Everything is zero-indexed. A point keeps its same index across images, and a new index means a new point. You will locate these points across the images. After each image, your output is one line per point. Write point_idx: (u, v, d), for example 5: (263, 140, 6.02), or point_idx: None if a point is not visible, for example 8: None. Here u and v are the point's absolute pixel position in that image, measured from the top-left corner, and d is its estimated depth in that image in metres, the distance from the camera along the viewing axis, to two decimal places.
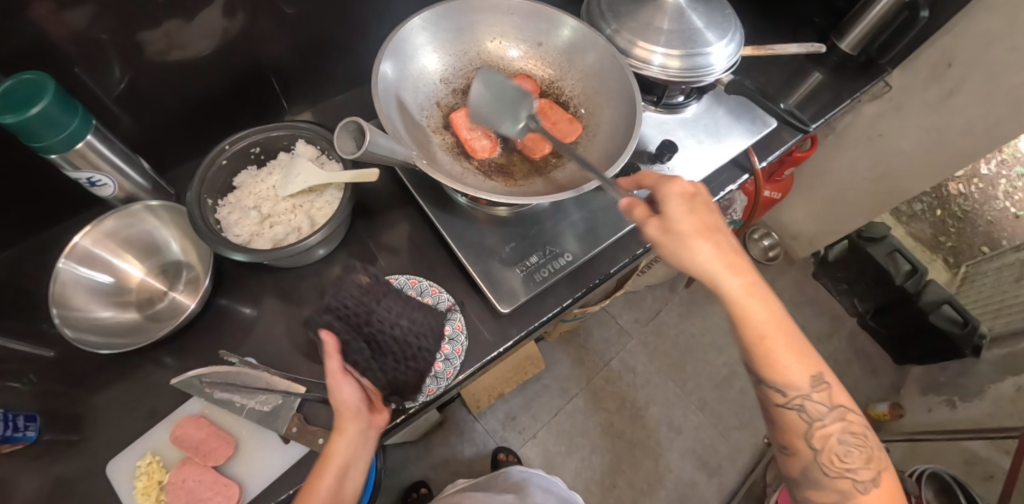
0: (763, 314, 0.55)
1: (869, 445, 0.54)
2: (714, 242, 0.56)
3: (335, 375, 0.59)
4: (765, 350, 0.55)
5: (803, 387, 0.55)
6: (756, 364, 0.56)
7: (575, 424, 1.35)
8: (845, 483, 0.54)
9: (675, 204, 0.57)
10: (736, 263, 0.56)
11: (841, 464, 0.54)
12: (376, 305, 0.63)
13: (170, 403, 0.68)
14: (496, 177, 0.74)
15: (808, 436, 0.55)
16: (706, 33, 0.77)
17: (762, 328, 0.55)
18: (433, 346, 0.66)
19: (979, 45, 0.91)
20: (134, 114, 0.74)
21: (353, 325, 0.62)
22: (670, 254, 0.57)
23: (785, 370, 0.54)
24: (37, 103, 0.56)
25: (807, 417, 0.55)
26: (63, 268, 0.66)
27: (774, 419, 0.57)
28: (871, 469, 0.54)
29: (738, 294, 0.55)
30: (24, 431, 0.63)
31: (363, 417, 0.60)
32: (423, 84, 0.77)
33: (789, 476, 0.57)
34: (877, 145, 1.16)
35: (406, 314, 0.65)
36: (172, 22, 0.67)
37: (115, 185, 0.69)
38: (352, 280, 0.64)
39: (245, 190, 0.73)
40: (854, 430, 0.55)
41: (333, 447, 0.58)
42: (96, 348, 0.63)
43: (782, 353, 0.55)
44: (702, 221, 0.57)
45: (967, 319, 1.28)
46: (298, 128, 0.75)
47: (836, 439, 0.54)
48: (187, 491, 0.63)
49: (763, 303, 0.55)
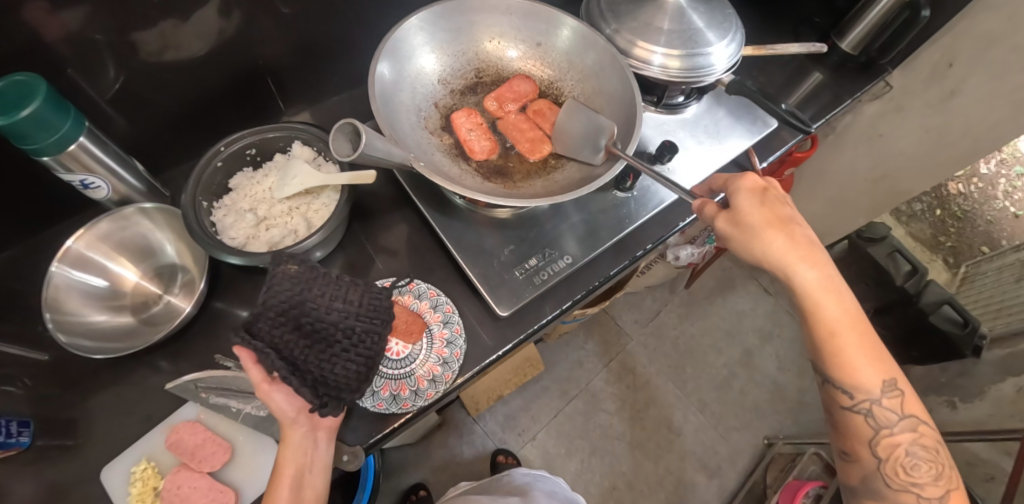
0: (837, 310, 0.57)
1: (940, 461, 0.55)
2: (787, 233, 0.58)
3: (261, 386, 0.55)
4: (836, 349, 0.56)
5: (875, 392, 0.56)
6: (826, 363, 0.57)
7: (575, 425, 1.34)
8: (908, 497, 0.55)
9: (744, 198, 0.60)
10: (811, 255, 0.58)
11: (908, 477, 0.55)
12: (307, 293, 0.55)
13: (166, 407, 0.68)
14: (495, 179, 0.73)
15: (873, 444, 0.56)
16: (707, 33, 0.76)
17: (835, 326, 0.56)
18: (383, 326, 0.57)
19: (980, 46, 0.90)
20: (129, 115, 0.73)
21: (284, 323, 0.55)
22: (741, 245, 0.59)
23: (855, 371, 0.56)
24: (28, 105, 0.56)
25: (874, 424, 0.56)
26: (56, 272, 0.65)
27: (840, 423, 0.58)
28: (939, 486, 0.54)
29: (811, 286, 0.57)
30: (18, 437, 0.63)
31: (302, 422, 0.57)
32: (422, 85, 0.77)
33: (847, 481, 0.59)
34: (877, 146, 1.14)
35: (344, 296, 0.56)
36: (167, 22, 0.66)
37: (109, 187, 0.68)
38: (278, 272, 0.56)
39: (240, 192, 0.72)
40: (924, 443, 0.56)
41: (281, 460, 0.56)
42: (90, 353, 0.63)
43: (853, 354, 0.56)
44: (774, 214, 0.59)
45: (967, 319, 1.25)
46: (294, 129, 0.75)
47: (904, 451, 0.55)
48: (181, 497, 0.62)
49: (836, 300, 0.57)
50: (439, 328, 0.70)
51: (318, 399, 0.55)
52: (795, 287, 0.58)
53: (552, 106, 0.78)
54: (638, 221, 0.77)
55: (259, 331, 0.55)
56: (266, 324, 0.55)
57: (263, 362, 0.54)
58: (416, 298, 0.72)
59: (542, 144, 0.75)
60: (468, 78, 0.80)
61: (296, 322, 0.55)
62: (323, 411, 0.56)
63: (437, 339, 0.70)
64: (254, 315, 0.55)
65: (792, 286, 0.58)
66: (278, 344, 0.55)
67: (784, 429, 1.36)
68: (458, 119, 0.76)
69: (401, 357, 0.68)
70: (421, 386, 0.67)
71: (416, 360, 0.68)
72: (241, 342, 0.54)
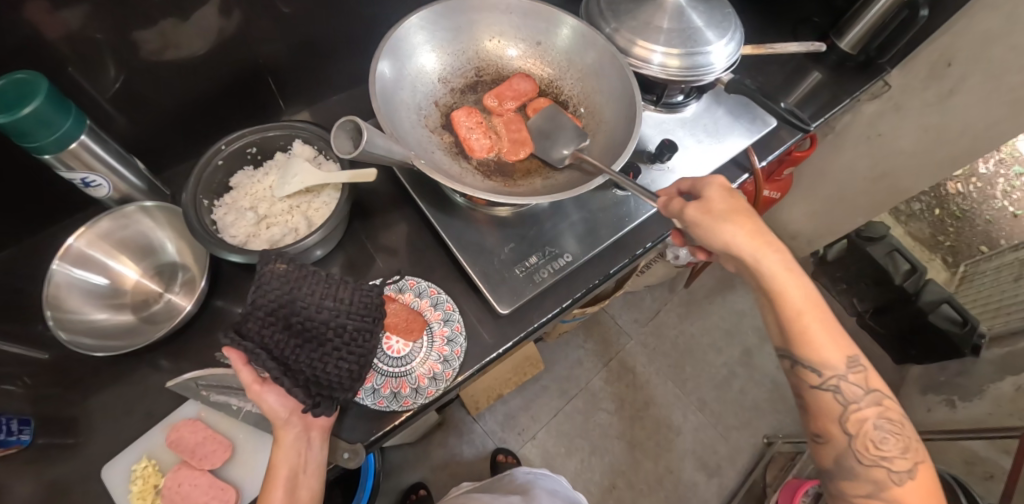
0: (801, 296, 0.57)
1: (907, 435, 0.54)
2: (751, 224, 0.58)
3: (252, 387, 0.56)
4: (801, 328, 0.56)
5: (840, 367, 0.56)
6: (792, 345, 0.57)
7: (575, 425, 1.34)
8: (879, 473, 0.53)
9: (712, 191, 0.61)
10: (774, 244, 0.58)
11: (877, 451, 0.54)
12: (296, 292, 0.56)
13: (167, 405, 0.68)
14: (496, 177, 0.73)
15: (843, 420, 0.56)
16: (706, 32, 0.76)
17: (800, 310, 0.56)
18: (374, 323, 0.57)
19: (978, 44, 0.91)
20: (130, 114, 0.73)
21: (274, 322, 0.55)
22: (706, 235, 0.59)
23: (820, 347, 0.56)
24: (30, 103, 0.56)
25: (842, 399, 0.56)
26: (57, 270, 0.65)
27: (810, 402, 0.57)
28: (908, 460, 0.53)
29: (776, 274, 0.57)
30: (18, 435, 0.62)
31: (295, 423, 0.57)
32: (422, 84, 0.77)
33: (822, 466, 0.57)
34: (876, 145, 1.15)
35: (335, 293, 0.57)
36: (167, 21, 0.66)
37: (110, 185, 0.68)
38: (267, 271, 0.56)
39: (241, 191, 0.72)
40: (890, 417, 0.55)
41: (275, 461, 0.57)
42: (91, 351, 0.63)
43: (816, 332, 0.56)
44: (739, 205, 0.59)
45: (966, 318, 1.28)
46: (295, 128, 0.75)
47: (872, 424, 0.55)
48: (182, 495, 0.62)
49: (798, 284, 0.57)
50: (440, 326, 0.71)
51: (311, 399, 0.56)
52: (760, 275, 0.58)
53: (552, 105, 0.78)
54: (638, 220, 0.77)
55: (249, 331, 0.54)
56: (255, 324, 0.55)
57: (253, 363, 0.55)
58: (416, 296, 0.72)
59: (521, 147, 0.74)
60: (468, 77, 0.81)
61: (286, 321, 0.55)
62: (316, 411, 0.56)
63: (438, 337, 0.70)
64: (243, 315, 0.55)
65: (758, 276, 0.58)
66: (268, 343, 0.55)
67: (783, 428, 1.36)
68: (459, 117, 0.76)
69: (402, 354, 0.68)
70: (421, 384, 0.67)
71: (416, 357, 0.68)
72: (231, 343, 0.54)
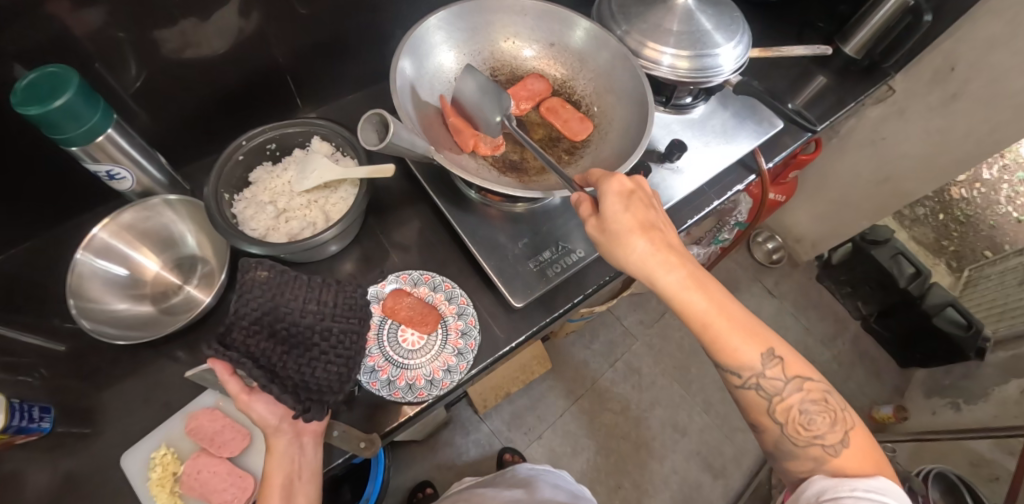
0: (705, 303, 0.57)
1: (832, 407, 0.56)
2: (649, 238, 0.58)
3: (240, 397, 0.56)
4: (712, 337, 0.57)
5: (755, 366, 0.57)
6: (709, 350, 0.58)
7: (581, 425, 1.35)
8: (815, 450, 0.55)
9: (612, 203, 0.58)
10: (670, 258, 0.58)
11: (808, 432, 0.56)
12: (280, 299, 0.57)
13: (185, 396, 0.69)
14: (510, 173, 0.74)
15: (771, 412, 0.57)
16: (716, 34, 0.78)
17: (706, 317, 0.57)
18: (359, 324, 0.60)
19: (982, 48, 0.92)
20: (151, 110, 0.75)
21: (259, 332, 0.56)
22: (606, 251, 0.59)
23: (734, 351, 0.57)
24: (60, 96, 0.57)
25: (766, 393, 0.57)
26: (80, 260, 0.67)
27: (739, 400, 0.59)
28: (838, 431, 0.55)
29: (675, 289, 0.57)
30: (40, 422, 0.64)
31: (286, 430, 0.58)
32: (439, 82, 0.79)
33: (767, 452, 0.59)
34: (881, 149, 1.17)
35: (317, 297, 0.59)
36: (188, 21, 0.68)
37: (133, 178, 0.69)
38: (248, 280, 0.57)
39: (260, 185, 0.74)
40: (814, 397, 0.57)
41: (270, 470, 0.57)
42: (112, 340, 0.64)
43: (728, 337, 0.57)
44: (638, 219, 0.58)
45: (971, 322, 1.29)
46: (313, 124, 0.76)
47: (798, 409, 0.56)
48: (201, 482, 0.62)
49: (703, 294, 0.57)
50: (454, 320, 0.72)
51: (301, 404, 0.56)
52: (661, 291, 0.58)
53: (564, 102, 0.80)
54: None
55: (234, 341, 0.55)
56: (240, 334, 0.55)
57: (239, 372, 0.55)
58: (431, 290, 0.74)
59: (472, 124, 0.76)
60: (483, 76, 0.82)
61: (271, 329, 0.57)
62: (306, 416, 0.56)
63: (452, 330, 0.71)
64: (227, 326, 0.56)
65: (659, 289, 0.58)
66: (254, 352, 0.55)
67: None
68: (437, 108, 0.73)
69: (416, 347, 0.69)
70: (436, 376, 0.68)
71: (431, 351, 0.69)
72: (215, 354, 0.54)
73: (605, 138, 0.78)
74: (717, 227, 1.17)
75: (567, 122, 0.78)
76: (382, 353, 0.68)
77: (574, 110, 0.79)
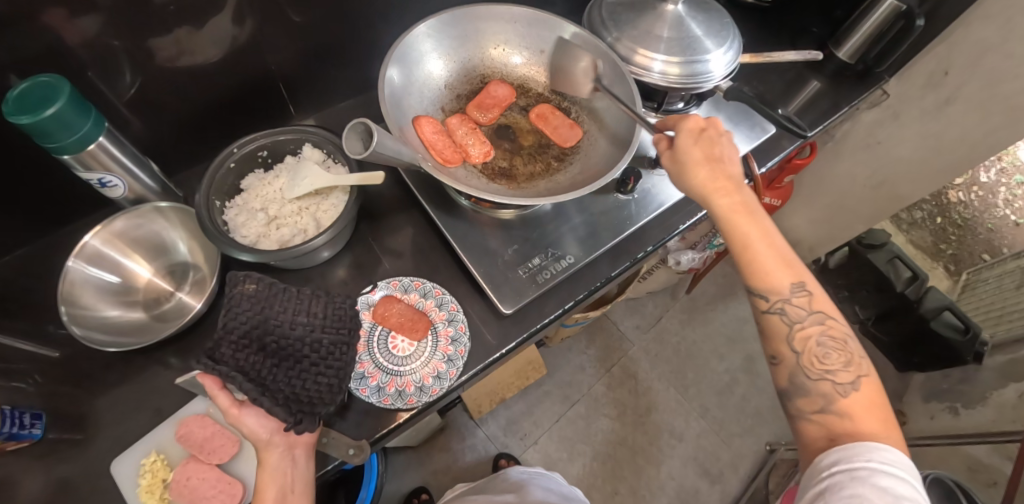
0: (752, 228, 0.59)
1: (850, 350, 0.55)
2: (711, 167, 0.63)
3: (231, 411, 0.56)
4: (752, 258, 0.59)
5: (784, 291, 0.57)
6: (743, 275, 0.60)
7: (577, 430, 1.35)
8: (825, 386, 0.54)
9: (682, 136, 0.65)
10: (725, 183, 0.62)
11: (821, 365, 0.55)
12: (269, 311, 0.58)
13: (175, 402, 0.69)
14: (499, 180, 0.75)
15: (791, 339, 0.57)
16: (706, 40, 0.79)
17: (749, 240, 0.59)
18: (349, 334, 0.60)
19: (975, 52, 0.92)
20: (145, 118, 0.75)
21: (248, 346, 0.56)
22: (675, 179, 0.64)
23: (767, 274, 0.58)
24: (52, 105, 0.58)
25: (789, 320, 0.57)
26: (72, 267, 0.67)
27: (762, 327, 0.59)
28: (850, 373, 0.54)
29: (725, 209, 0.61)
30: (31, 429, 0.64)
31: (278, 442, 0.58)
32: (428, 90, 0.79)
33: (778, 388, 0.58)
34: (876, 152, 1.17)
35: (307, 309, 0.59)
36: (182, 29, 0.69)
37: (125, 185, 0.70)
38: (237, 294, 0.58)
39: (251, 192, 0.74)
40: (833, 335, 0.56)
41: (261, 483, 0.57)
42: (104, 346, 0.65)
43: (765, 260, 0.58)
44: (703, 150, 0.63)
45: (967, 326, 1.28)
46: (305, 132, 0.77)
47: (816, 341, 0.56)
48: (191, 489, 0.62)
49: (751, 219, 0.60)
50: (444, 326, 0.72)
51: (293, 416, 0.56)
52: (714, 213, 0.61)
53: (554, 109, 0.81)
54: (639, 223, 0.79)
55: (223, 356, 0.55)
56: (228, 349, 0.56)
57: (228, 386, 0.56)
58: (421, 296, 0.74)
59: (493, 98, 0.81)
60: (473, 83, 0.83)
61: (260, 342, 0.57)
62: (298, 428, 0.56)
63: (442, 337, 0.71)
64: (216, 342, 0.56)
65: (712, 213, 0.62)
66: (244, 366, 0.56)
67: (785, 435, 1.37)
68: (419, 122, 0.74)
69: (407, 354, 0.69)
70: (426, 383, 0.68)
71: (421, 357, 0.69)
72: (205, 369, 0.55)
73: (593, 145, 0.78)
74: (712, 231, 1.15)
75: (556, 129, 0.79)
76: (372, 359, 0.68)
77: (564, 117, 0.80)
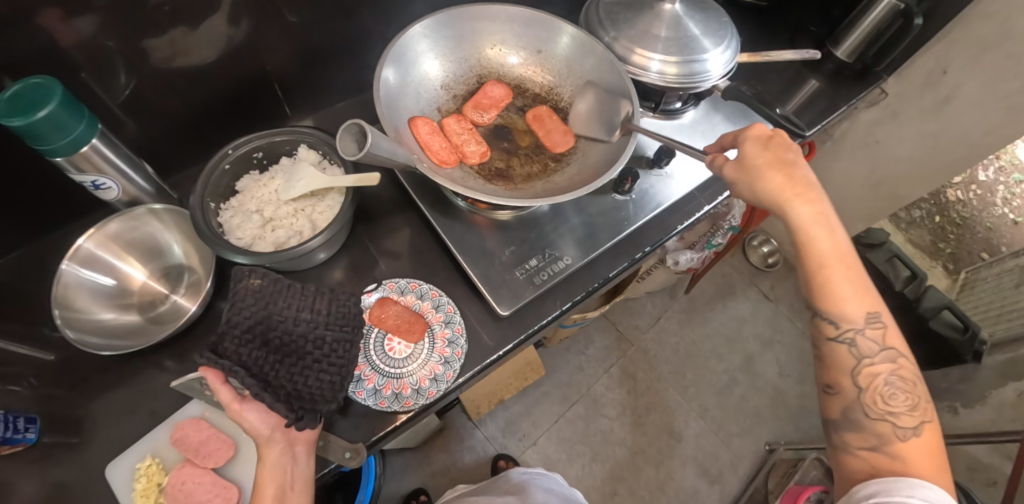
0: (829, 243, 0.58)
1: (917, 393, 0.54)
2: (786, 175, 0.61)
3: (233, 406, 0.56)
4: (825, 281, 0.57)
5: (858, 322, 0.56)
6: (812, 293, 0.58)
7: (576, 431, 1.34)
8: (884, 426, 0.53)
9: (750, 145, 0.64)
10: (805, 193, 0.60)
11: (885, 406, 0.54)
12: (272, 307, 0.58)
13: (170, 405, 0.69)
14: (496, 181, 0.74)
15: (855, 373, 0.56)
16: (703, 40, 0.78)
17: (826, 257, 0.57)
18: (353, 333, 0.60)
19: (973, 51, 0.92)
20: (139, 119, 0.75)
21: (252, 341, 0.57)
22: (747, 189, 0.62)
23: (841, 299, 0.56)
24: (44, 106, 0.57)
25: (857, 353, 0.56)
26: (66, 270, 0.67)
27: (824, 353, 0.58)
28: (914, 417, 0.53)
29: (804, 221, 0.59)
30: (25, 433, 0.63)
31: (278, 439, 0.57)
32: (425, 91, 0.79)
33: (827, 417, 0.57)
34: (875, 151, 1.17)
35: (311, 305, 0.60)
36: (177, 30, 0.68)
37: (119, 188, 0.69)
38: (241, 289, 0.58)
39: (247, 194, 0.73)
40: (903, 375, 0.55)
41: (260, 480, 0.56)
42: (98, 350, 0.64)
43: (840, 284, 0.57)
44: (779, 158, 0.62)
45: (966, 324, 1.29)
46: (300, 133, 0.77)
47: (882, 380, 0.55)
48: (186, 493, 0.62)
49: (829, 234, 0.58)
50: (441, 328, 0.72)
51: (294, 412, 0.56)
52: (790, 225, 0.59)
53: (552, 113, 0.81)
54: (637, 223, 0.79)
55: (226, 350, 0.55)
56: (231, 343, 0.56)
57: (232, 380, 0.55)
58: (418, 298, 0.73)
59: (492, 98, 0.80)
60: (470, 84, 0.82)
61: (263, 338, 0.57)
62: (299, 424, 0.56)
63: (439, 339, 0.71)
64: (219, 335, 0.56)
65: (789, 224, 0.60)
66: (247, 361, 0.56)
67: (785, 434, 1.37)
68: (415, 123, 0.74)
69: (404, 356, 0.69)
70: (423, 385, 0.68)
71: (417, 359, 0.69)
72: (207, 363, 0.55)
73: (592, 145, 0.77)
74: (711, 231, 1.15)
75: (549, 133, 0.79)
76: (369, 362, 0.68)
77: (559, 122, 0.80)
